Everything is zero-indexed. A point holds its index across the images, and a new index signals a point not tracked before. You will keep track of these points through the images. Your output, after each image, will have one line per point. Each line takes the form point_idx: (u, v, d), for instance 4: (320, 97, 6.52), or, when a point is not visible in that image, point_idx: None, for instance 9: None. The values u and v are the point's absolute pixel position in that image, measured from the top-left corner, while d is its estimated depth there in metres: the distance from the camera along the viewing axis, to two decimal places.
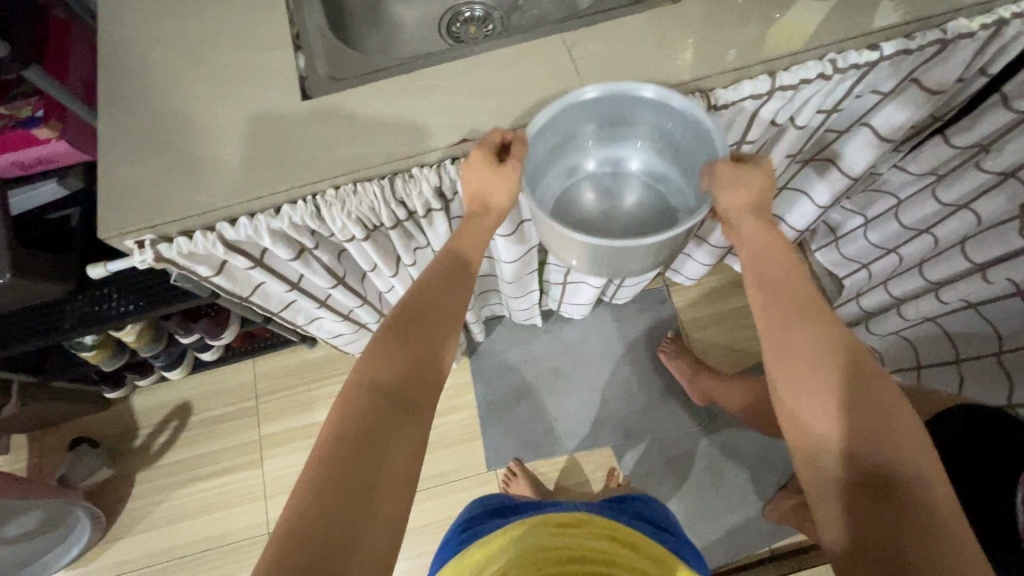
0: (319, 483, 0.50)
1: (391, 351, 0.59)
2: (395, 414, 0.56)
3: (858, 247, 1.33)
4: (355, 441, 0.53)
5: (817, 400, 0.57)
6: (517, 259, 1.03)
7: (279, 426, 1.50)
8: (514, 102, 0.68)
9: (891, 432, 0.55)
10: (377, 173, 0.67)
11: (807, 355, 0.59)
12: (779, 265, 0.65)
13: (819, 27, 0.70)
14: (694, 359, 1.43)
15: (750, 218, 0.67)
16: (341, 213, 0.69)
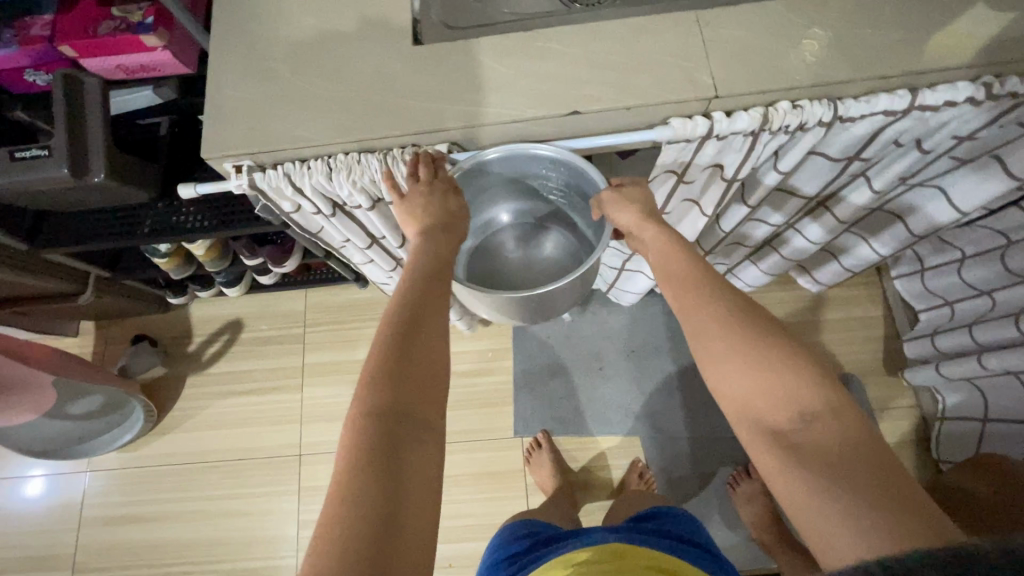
0: (344, 509, 0.45)
1: (387, 350, 0.55)
2: (403, 426, 0.51)
3: (944, 283, 1.24)
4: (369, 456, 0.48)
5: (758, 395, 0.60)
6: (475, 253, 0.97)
7: (322, 357, 1.55)
8: (631, 77, 0.64)
9: (816, 388, 0.58)
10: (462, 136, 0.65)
11: (728, 354, 0.63)
12: (682, 270, 0.70)
13: (986, 40, 0.62)
14: (767, 505, 1.30)
15: (650, 227, 0.74)
16: (348, 180, 0.67)
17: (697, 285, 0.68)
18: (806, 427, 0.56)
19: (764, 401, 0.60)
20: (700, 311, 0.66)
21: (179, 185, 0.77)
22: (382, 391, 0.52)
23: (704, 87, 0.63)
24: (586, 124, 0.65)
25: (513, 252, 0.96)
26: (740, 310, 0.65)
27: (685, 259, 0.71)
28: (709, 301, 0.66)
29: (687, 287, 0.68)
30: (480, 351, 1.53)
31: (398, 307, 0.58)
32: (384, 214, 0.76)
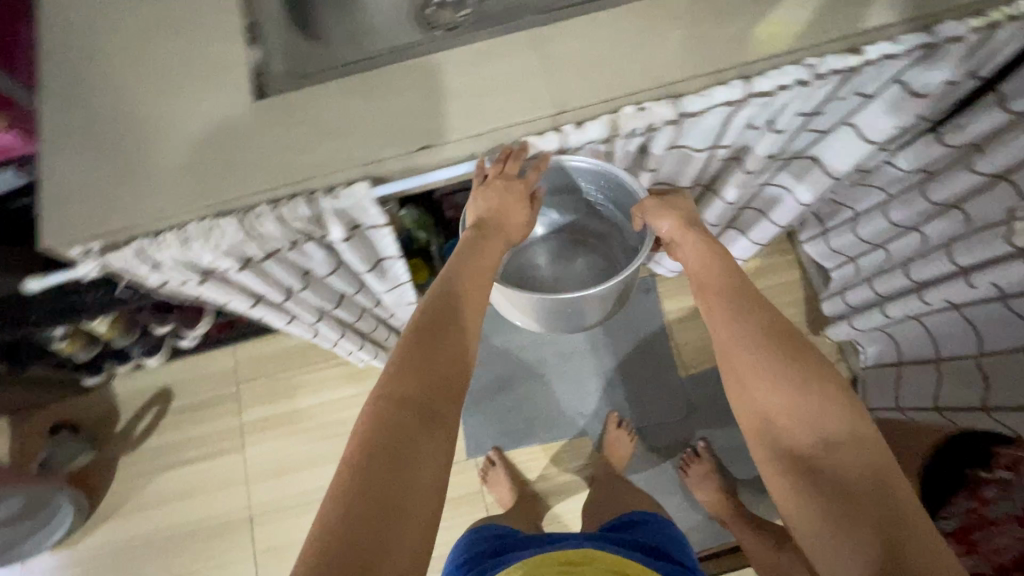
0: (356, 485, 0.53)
1: (420, 358, 0.64)
2: (425, 423, 0.59)
3: (845, 241, 1.30)
4: (388, 446, 0.57)
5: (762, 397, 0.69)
6: (388, 290, 0.99)
7: (261, 412, 1.50)
8: (476, 105, 0.64)
9: (847, 412, 0.65)
10: (312, 189, 0.65)
11: (743, 354, 0.71)
12: (716, 279, 0.78)
13: (806, 25, 0.66)
14: (718, 485, 1.33)
15: (689, 235, 0.82)
16: (207, 247, 0.65)
17: (743, 297, 0.76)
18: (819, 444, 0.64)
19: (784, 412, 0.67)
20: (731, 311, 0.74)
21: (29, 279, 0.72)
22: (412, 391, 0.61)
23: (547, 105, 0.64)
24: (445, 156, 0.65)
25: (545, 264, 1.14)
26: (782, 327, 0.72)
27: (724, 273, 0.79)
28: (741, 302, 0.75)
29: (715, 297, 0.77)
30: None
31: (434, 319, 0.67)
32: (257, 271, 0.76)
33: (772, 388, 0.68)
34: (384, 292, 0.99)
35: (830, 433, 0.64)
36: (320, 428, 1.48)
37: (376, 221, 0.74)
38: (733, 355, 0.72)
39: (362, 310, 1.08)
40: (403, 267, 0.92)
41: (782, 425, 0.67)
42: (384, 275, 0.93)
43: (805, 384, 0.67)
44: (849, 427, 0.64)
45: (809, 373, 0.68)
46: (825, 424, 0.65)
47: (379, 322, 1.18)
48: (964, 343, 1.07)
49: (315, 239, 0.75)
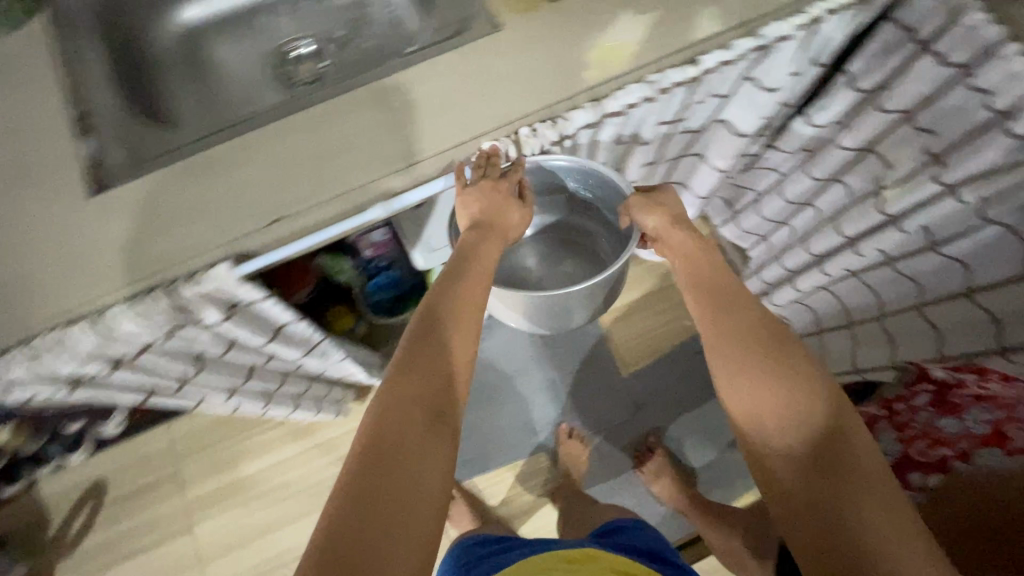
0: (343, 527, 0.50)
1: (409, 381, 0.60)
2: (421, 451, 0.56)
3: (753, 223, 1.34)
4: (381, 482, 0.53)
5: (749, 383, 0.63)
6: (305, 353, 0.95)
7: (205, 487, 1.44)
8: (326, 169, 0.64)
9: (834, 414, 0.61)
10: (168, 278, 0.62)
11: (736, 337, 0.67)
12: (700, 271, 0.76)
13: (641, 43, 0.67)
14: (674, 478, 1.34)
15: (676, 229, 0.82)
16: (61, 359, 0.64)
17: (732, 291, 0.72)
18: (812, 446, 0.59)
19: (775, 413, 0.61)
20: (717, 305, 0.71)
21: None
22: (406, 414, 0.58)
23: (398, 158, 0.64)
24: (303, 226, 0.64)
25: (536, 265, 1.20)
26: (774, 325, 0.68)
27: (712, 267, 0.75)
28: (730, 296, 0.71)
29: (706, 289, 0.73)
30: None
31: (422, 340, 0.64)
32: (134, 365, 0.74)
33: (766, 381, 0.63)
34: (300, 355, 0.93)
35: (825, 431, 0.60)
36: (270, 493, 1.43)
37: (251, 295, 0.71)
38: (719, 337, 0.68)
39: (289, 376, 1.03)
40: (311, 329, 0.87)
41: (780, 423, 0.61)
42: (292, 341, 0.89)
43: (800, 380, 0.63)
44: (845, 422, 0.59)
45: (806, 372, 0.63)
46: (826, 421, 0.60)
47: (312, 384, 1.13)
48: (867, 307, 1.11)
49: (189, 324, 0.72)
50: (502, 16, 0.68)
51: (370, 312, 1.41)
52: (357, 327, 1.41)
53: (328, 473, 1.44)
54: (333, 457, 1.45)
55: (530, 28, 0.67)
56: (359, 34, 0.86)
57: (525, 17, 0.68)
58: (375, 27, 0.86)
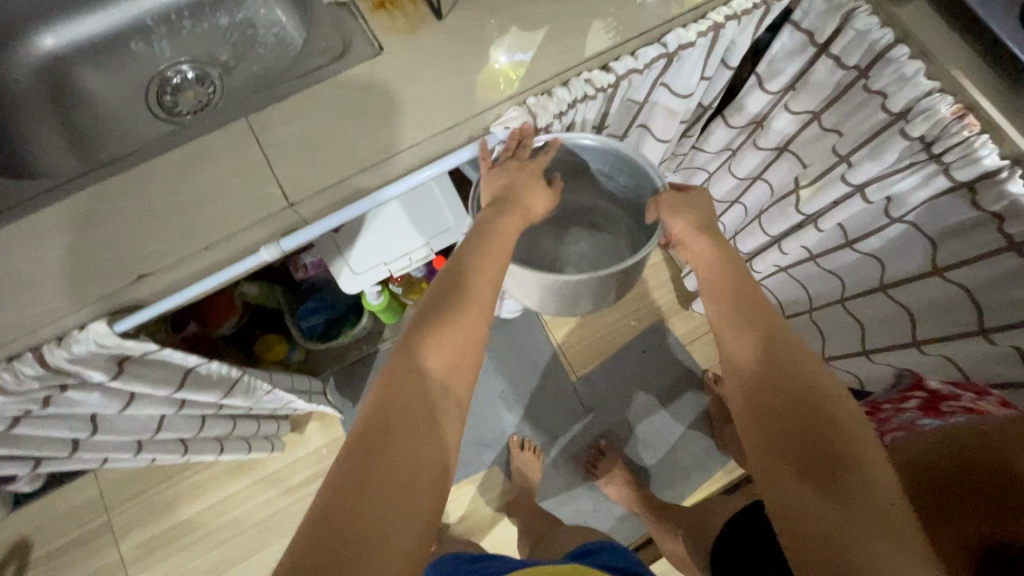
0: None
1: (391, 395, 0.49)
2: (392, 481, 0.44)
3: None
4: (321, 542, 0.40)
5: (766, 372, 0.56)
6: (225, 395, 0.86)
7: (141, 535, 1.35)
8: (196, 213, 0.59)
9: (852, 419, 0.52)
10: (25, 345, 0.56)
11: (760, 330, 0.59)
12: (724, 275, 0.66)
13: (532, 62, 0.65)
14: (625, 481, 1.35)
15: (702, 238, 0.70)
16: None
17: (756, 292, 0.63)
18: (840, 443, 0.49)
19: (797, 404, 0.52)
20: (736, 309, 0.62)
21: None
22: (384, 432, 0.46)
23: (277, 199, 0.59)
24: (186, 274, 0.59)
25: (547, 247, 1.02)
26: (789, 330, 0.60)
27: (736, 266, 0.67)
28: (756, 301, 0.62)
29: (740, 295, 0.63)
30: (315, 452, 1.41)
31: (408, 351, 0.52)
32: (15, 437, 0.65)
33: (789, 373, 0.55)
34: (221, 398, 0.86)
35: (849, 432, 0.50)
36: (214, 535, 1.36)
37: (145, 347, 0.62)
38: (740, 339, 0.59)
39: (213, 421, 0.96)
40: (228, 366, 0.80)
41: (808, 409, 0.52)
42: (211, 384, 0.81)
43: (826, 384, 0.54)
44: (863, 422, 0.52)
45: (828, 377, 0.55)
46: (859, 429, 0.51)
47: (242, 423, 1.08)
48: (797, 302, 1.12)
49: (75, 386, 0.63)
50: (385, 40, 0.65)
51: (305, 338, 1.32)
52: (292, 354, 1.35)
53: (273, 508, 1.38)
54: (278, 491, 1.39)
55: (413, 51, 0.64)
56: (244, 56, 0.81)
57: (409, 38, 0.65)
58: (261, 48, 0.81)
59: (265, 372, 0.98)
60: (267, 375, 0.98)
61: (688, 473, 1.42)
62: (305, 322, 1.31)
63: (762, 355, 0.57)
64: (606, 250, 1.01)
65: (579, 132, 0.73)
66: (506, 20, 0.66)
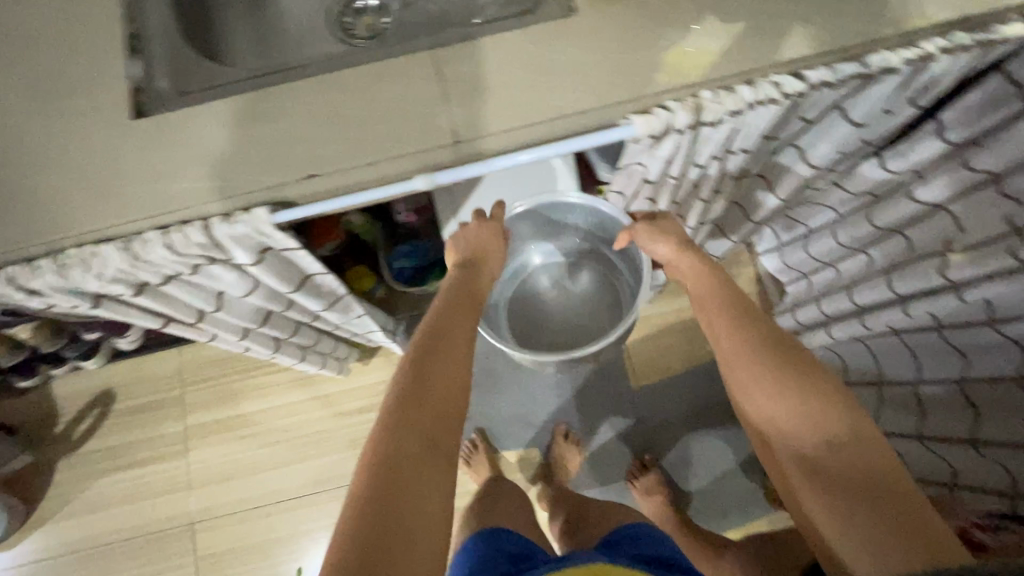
0: (366, 483, 0.56)
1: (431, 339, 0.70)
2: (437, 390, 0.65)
3: (796, 258, 1.27)
4: (402, 440, 0.60)
5: (760, 396, 0.67)
6: (326, 308, 0.91)
7: (205, 417, 1.47)
8: (368, 131, 0.62)
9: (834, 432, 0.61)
10: (198, 212, 0.61)
11: (749, 350, 0.70)
12: (711, 290, 0.78)
13: (721, 54, 0.63)
14: (664, 500, 1.32)
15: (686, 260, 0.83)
16: (87, 276, 0.62)
17: (741, 310, 0.73)
18: (822, 459, 0.61)
19: (792, 422, 0.64)
20: (732, 321, 0.73)
21: None
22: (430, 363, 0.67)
23: (445, 134, 0.61)
24: (345, 184, 0.62)
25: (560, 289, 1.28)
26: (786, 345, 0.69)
27: (716, 284, 0.78)
28: (741, 315, 0.73)
29: (714, 308, 0.76)
30: (371, 387, 1.47)
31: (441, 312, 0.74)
32: (156, 294, 0.71)
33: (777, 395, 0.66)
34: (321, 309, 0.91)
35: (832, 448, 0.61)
36: (265, 436, 1.46)
37: (286, 242, 0.67)
38: (734, 365, 0.70)
39: (304, 326, 1.02)
40: (338, 282, 0.84)
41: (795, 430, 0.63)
42: (318, 293, 0.85)
43: (815, 402, 0.63)
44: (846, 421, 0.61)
45: (822, 393, 0.64)
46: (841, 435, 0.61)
47: (323, 337, 1.14)
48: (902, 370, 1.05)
49: (218, 260, 0.68)
50: (577, 3, 0.65)
51: (392, 279, 1.39)
52: (376, 289, 1.42)
53: (322, 427, 1.45)
54: (330, 412, 1.46)
55: (601, 20, 0.64)
56: None
57: (601, 5, 0.64)
58: None
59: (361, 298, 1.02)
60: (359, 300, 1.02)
61: (726, 512, 1.37)
62: (396, 263, 1.36)
63: (764, 381, 0.67)
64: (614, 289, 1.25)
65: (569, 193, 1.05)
66: (703, 8, 0.64)
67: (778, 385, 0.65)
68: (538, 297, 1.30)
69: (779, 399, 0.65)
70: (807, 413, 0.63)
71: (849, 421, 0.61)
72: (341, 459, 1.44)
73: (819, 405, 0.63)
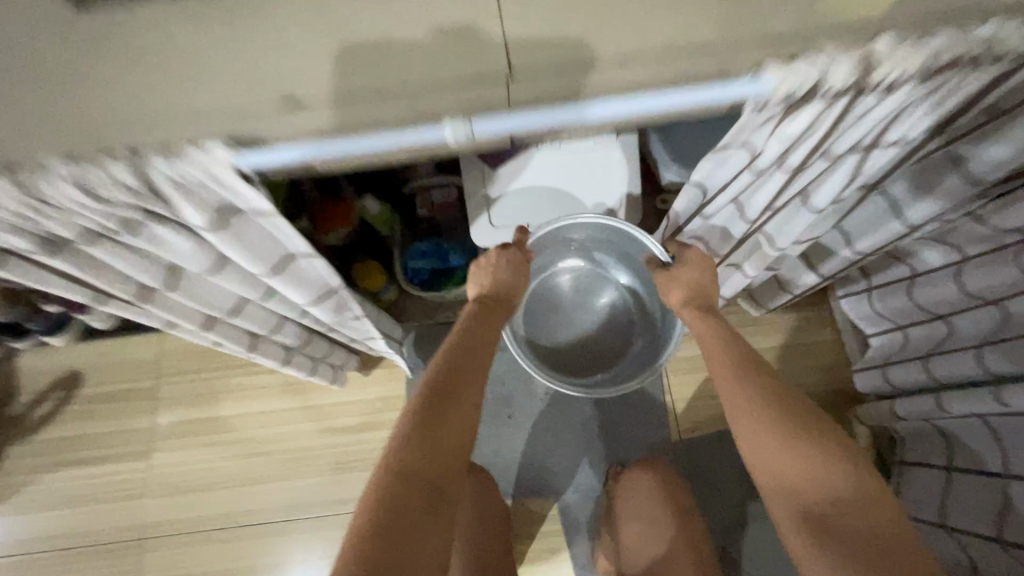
0: (387, 495, 0.59)
1: (453, 363, 0.73)
2: (450, 412, 0.67)
3: (893, 305, 1.06)
4: (416, 458, 0.62)
5: (772, 452, 0.63)
6: (314, 302, 0.73)
7: (178, 416, 1.28)
8: (408, 55, 0.46)
9: (849, 493, 0.59)
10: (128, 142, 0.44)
11: (761, 408, 0.66)
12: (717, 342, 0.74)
13: None
14: None
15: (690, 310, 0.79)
16: None
17: (747, 365, 0.71)
18: (839, 521, 0.58)
19: (809, 481, 0.61)
20: (739, 377, 0.69)
21: None
22: (452, 385, 0.70)
23: None
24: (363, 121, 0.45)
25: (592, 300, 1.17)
26: (801, 407, 0.66)
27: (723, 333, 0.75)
28: (750, 370, 0.70)
29: (717, 361, 0.73)
30: (367, 403, 1.27)
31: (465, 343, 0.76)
32: (83, 258, 0.54)
33: (794, 456, 0.62)
34: (307, 304, 0.73)
35: (846, 505, 0.58)
36: (239, 445, 1.26)
37: (257, 203, 0.49)
38: (742, 419, 0.67)
39: (289, 323, 0.83)
40: (328, 268, 0.66)
41: (814, 487, 0.60)
42: (303, 281, 0.67)
43: (835, 463, 0.61)
44: (856, 482, 0.60)
45: (842, 459, 0.61)
46: (857, 492, 0.59)
47: (314, 338, 0.95)
48: None
49: (165, 218, 0.51)
50: None
51: (406, 282, 1.17)
52: (383, 294, 1.20)
53: (304, 443, 1.26)
54: (318, 427, 1.26)
55: None
56: None
57: None
58: None
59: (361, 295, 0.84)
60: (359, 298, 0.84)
61: None
62: (413, 262, 1.17)
63: (779, 438, 0.63)
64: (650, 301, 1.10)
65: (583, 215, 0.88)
66: None
67: (797, 438, 0.63)
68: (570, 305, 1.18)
69: (788, 456, 0.62)
70: (814, 471, 0.61)
71: (857, 482, 0.60)
72: (322, 482, 1.23)
73: (837, 462, 0.61)
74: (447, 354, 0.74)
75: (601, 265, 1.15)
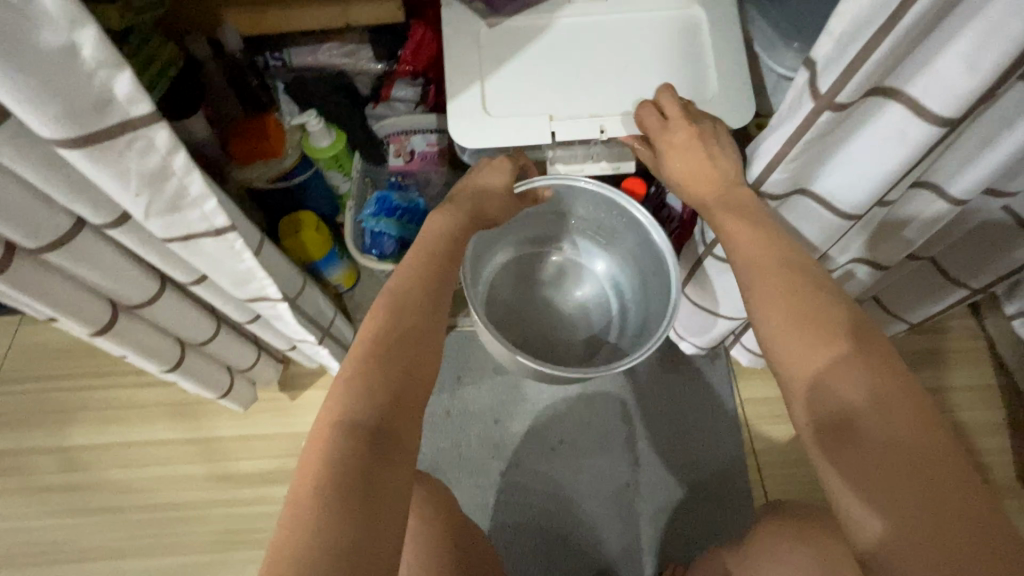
0: (334, 450, 0.34)
1: (426, 263, 0.48)
2: (419, 324, 0.43)
3: None
4: (374, 384, 0.38)
5: (800, 335, 0.38)
6: (77, 143, 0.32)
7: (3, 445, 0.84)
8: None
9: (883, 398, 0.34)
10: None
11: (775, 286, 0.41)
12: (748, 223, 0.45)
13: None
14: None
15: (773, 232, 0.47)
16: None
17: (768, 242, 0.44)
18: (870, 435, 0.33)
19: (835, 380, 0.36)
20: (757, 238, 0.44)
21: None
22: (422, 289, 0.45)
23: None
24: None
25: (574, 298, 0.80)
26: (830, 301, 0.39)
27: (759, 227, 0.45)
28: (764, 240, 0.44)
29: (756, 233, 0.44)
30: (286, 441, 0.84)
31: (447, 243, 0.50)
32: None
33: (815, 348, 0.37)
34: (59, 150, 0.33)
35: (866, 417, 0.34)
36: (75, 496, 0.81)
37: None
38: (771, 292, 0.40)
39: (69, 226, 0.42)
40: (94, 39, 0.29)
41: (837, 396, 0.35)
42: (32, 71, 0.28)
43: (864, 362, 0.35)
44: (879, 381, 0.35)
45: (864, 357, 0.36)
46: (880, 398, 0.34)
47: (160, 292, 0.53)
48: None
49: None
50: None
51: (360, 252, 0.78)
52: (326, 273, 0.82)
53: (177, 498, 0.81)
54: (213, 472, 0.82)
55: None
56: None
57: None
58: None
59: (220, 198, 0.44)
60: (224, 198, 0.45)
61: None
62: (372, 223, 0.77)
63: (801, 327, 0.38)
64: (641, 320, 0.73)
65: (583, 176, 0.65)
66: None
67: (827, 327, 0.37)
68: (540, 291, 0.80)
69: (805, 339, 0.38)
70: (839, 366, 0.36)
71: (882, 383, 0.34)
72: (202, 564, 0.78)
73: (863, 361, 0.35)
74: (427, 253, 0.49)
75: (596, 273, 0.80)
